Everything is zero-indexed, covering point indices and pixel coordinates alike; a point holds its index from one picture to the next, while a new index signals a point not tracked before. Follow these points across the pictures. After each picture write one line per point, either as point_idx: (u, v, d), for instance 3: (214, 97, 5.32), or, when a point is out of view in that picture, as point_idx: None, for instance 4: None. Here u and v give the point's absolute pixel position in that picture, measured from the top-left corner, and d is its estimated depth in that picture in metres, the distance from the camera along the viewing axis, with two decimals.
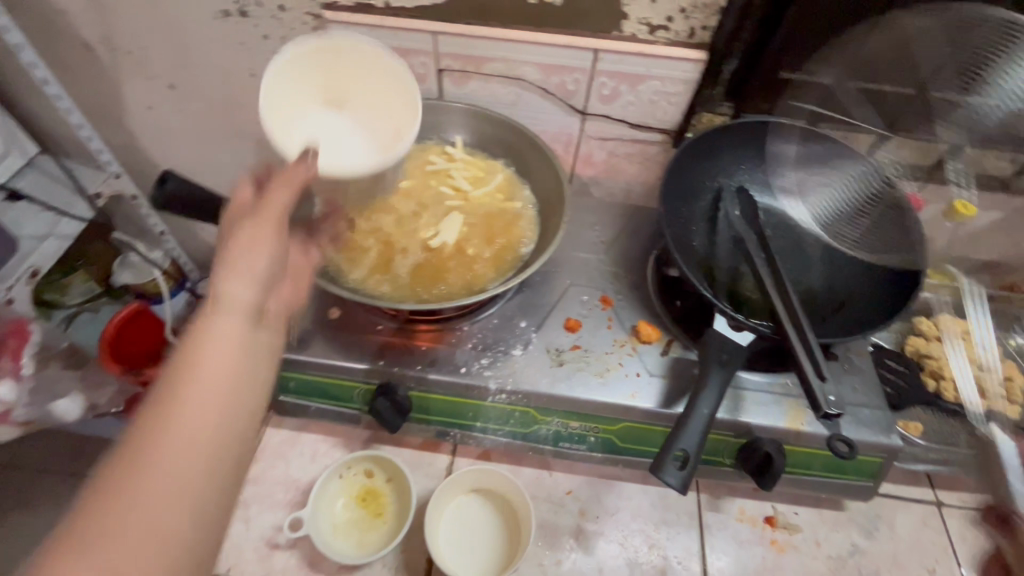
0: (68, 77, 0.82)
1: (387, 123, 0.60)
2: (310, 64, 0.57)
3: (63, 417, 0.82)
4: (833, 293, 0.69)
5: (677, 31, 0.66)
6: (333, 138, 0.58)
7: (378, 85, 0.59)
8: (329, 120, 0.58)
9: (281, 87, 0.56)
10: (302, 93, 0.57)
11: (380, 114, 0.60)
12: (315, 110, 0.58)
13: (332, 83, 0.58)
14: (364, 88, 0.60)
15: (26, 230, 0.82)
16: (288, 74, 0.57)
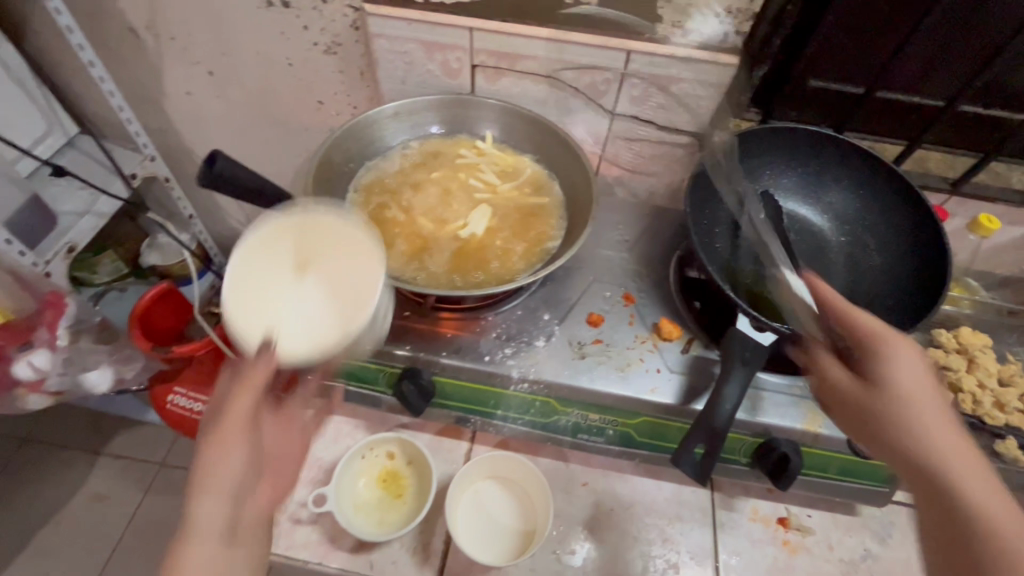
0: (112, 61, 0.84)
1: (354, 290, 0.49)
2: (285, 236, 0.51)
3: (93, 388, 0.87)
4: (855, 298, 0.68)
5: (710, 35, 0.67)
6: (297, 306, 0.48)
7: (348, 255, 0.50)
8: (291, 294, 0.49)
9: (242, 273, 0.49)
10: (263, 286, 0.49)
11: (347, 285, 0.49)
12: (281, 282, 0.49)
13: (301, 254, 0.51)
14: (335, 248, 0.51)
15: (65, 207, 0.85)
16: (254, 253, 0.50)
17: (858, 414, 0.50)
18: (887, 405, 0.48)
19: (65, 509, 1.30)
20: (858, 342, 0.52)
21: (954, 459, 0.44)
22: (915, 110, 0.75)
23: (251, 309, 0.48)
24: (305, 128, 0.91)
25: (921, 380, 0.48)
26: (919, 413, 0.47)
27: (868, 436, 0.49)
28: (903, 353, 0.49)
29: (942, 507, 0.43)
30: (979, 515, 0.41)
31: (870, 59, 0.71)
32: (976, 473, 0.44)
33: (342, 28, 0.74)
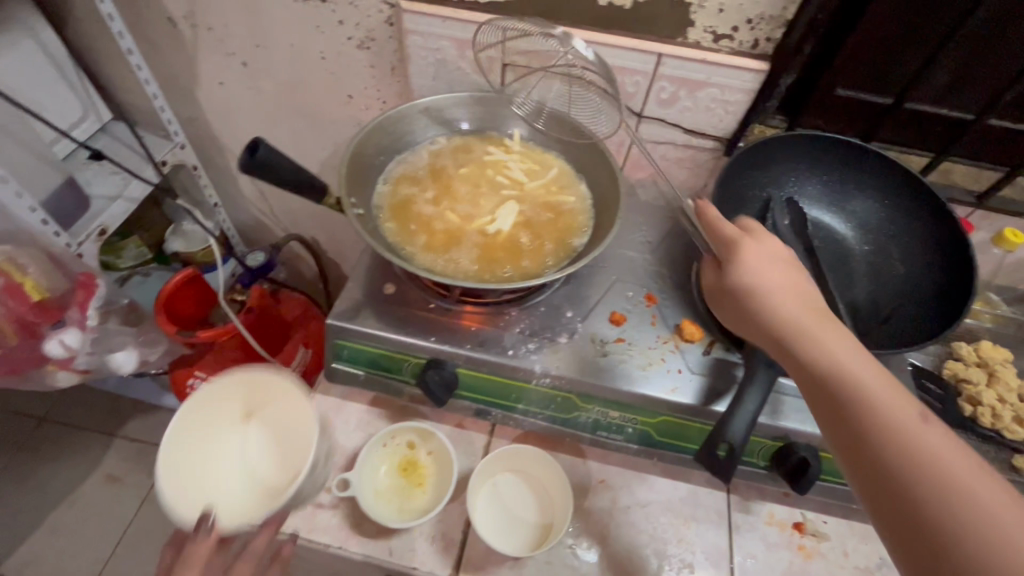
0: (150, 50, 0.86)
1: (296, 446, 0.52)
2: (221, 399, 0.55)
3: (118, 369, 0.89)
4: (878, 307, 0.68)
5: (741, 41, 0.68)
6: (241, 473, 0.52)
7: (290, 408, 0.54)
8: (236, 459, 0.52)
9: (178, 443, 0.52)
10: (205, 455, 0.52)
11: (288, 442, 0.53)
12: (220, 443, 0.53)
13: (244, 417, 0.55)
14: (277, 403, 0.55)
15: (98, 191, 0.88)
16: (192, 419, 0.53)
17: (734, 307, 0.54)
18: (741, 293, 0.52)
19: (78, 489, 1.32)
20: (720, 246, 0.56)
21: (816, 326, 0.48)
22: (942, 122, 0.75)
23: (193, 484, 0.50)
24: (333, 121, 0.92)
25: (767, 268, 0.52)
26: (770, 294, 0.51)
27: (743, 323, 0.53)
28: (750, 247, 0.54)
29: (810, 375, 0.46)
30: (842, 372, 0.45)
31: (899, 69, 0.72)
32: (836, 335, 0.47)
33: (377, 24, 0.76)
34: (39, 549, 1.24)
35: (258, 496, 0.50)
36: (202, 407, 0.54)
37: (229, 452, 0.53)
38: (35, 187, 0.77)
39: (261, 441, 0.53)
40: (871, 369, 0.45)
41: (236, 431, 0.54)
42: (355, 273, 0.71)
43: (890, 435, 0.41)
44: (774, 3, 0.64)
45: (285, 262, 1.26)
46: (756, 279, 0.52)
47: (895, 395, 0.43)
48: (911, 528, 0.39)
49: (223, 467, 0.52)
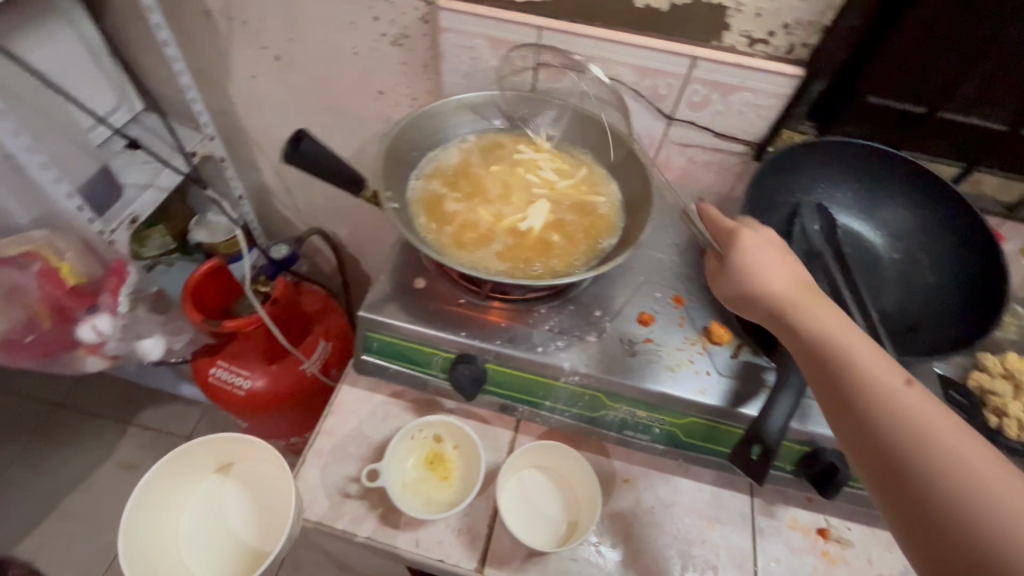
0: (186, 42, 0.88)
1: (268, 510, 0.66)
2: (195, 460, 0.67)
3: (146, 354, 0.91)
4: (906, 315, 0.68)
5: (777, 46, 0.68)
6: (210, 547, 0.64)
7: (267, 474, 0.68)
8: (207, 533, 0.65)
9: (170, 508, 0.65)
10: (187, 521, 0.65)
11: (261, 500, 0.67)
12: (198, 492, 0.67)
13: (213, 502, 0.67)
14: (246, 473, 0.68)
15: (130, 180, 0.88)
16: (162, 489, 0.64)
17: (732, 291, 0.56)
18: (740, 276, 0.55)
19: (93, 475, 1.33)
20: (719, 236, 0.59)
21: (811, 306, 0.51)
22: (974, 132, 0.74)
23: (167, 556, 0.62)
24: (362, 117, 0.93)
25: (766, 253, 0.55)
26: (768, 278, 0.54)
27: (743, 304, 0.56)
28: (749, 235, 0.57)
29: (808, 349, 0.50)
30: (836, 345, 0.48)
31: (934, 79, 0.71)
32: (830, 313, 0.51)
33: (412, 21, 0.76)
34: (53, 533, 1.25)
35: (233, 563, 0.64)
36: (174, 478, 0.65)
37: (202, 529, 0.65)
38: (72, 172, 0.79)
39: (232, 511, 0.67)
40: (862, 343, 0.48)
41: (206, 511, 0.67)
42: (385, 266, 0.71)
43: (881, 401, 0.45)
44: (812, 9, 0.64)
45: (306, 255, 1.27)
46: (755, 264, 0.55)
47: (885, 366, 0.46)
48: (900, 482, 0.42)
49: (197, 541, 0.64)
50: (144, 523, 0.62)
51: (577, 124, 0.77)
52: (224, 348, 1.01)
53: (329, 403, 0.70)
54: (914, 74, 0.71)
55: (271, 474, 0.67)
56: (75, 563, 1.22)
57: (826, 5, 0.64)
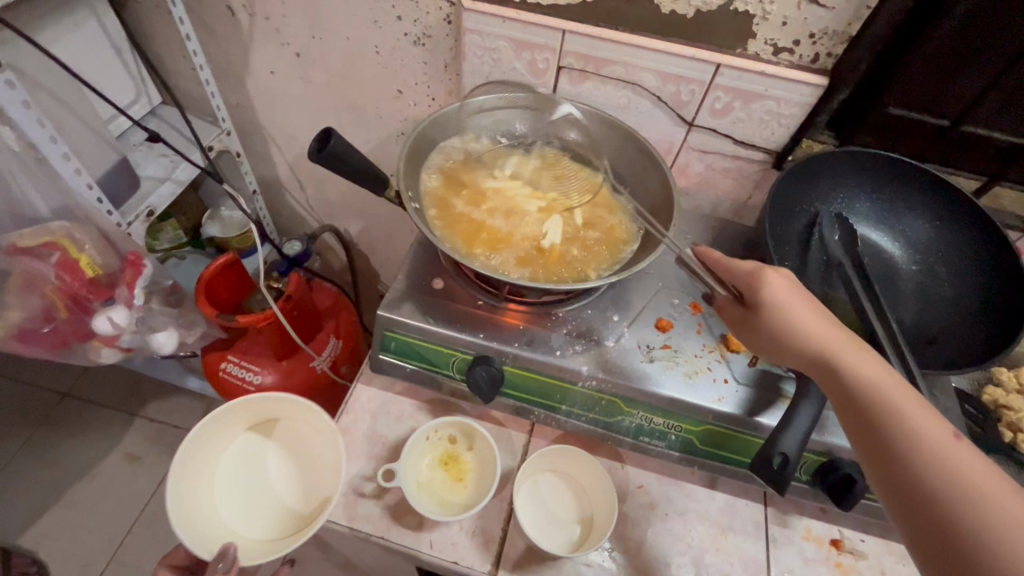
0: (207, 37, 0.88)
1: (313, 471, 0.64)
2: (237, 417, 0.64)
3: (158, 349, 0.91)
4: (924, 327, 0.68)
5: (801, 55, 0.68)
6: (252, 509, 0.61)
7: (310, 435, 0.66)
8: (248, 492, 0.62)
9: (206, 467, 0.61)
10: (224, 482, 0.62)
11: (304, 459, 0.65)
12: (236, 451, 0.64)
13: (252, 463, 0.64)
14: (287, 435, 0.66)
15: (148, 172, 0.90)
16: (205, 440, 0.61)
17: (763, 335, 0.53)
18: (770, 320, 0.52)
19: (98, 466, 1.33)
20: (738, 280, 0.56)
21: (851, 353, 0.49)
22: (997, 145, 0.74)
23: (205, 514, 0.58)
24: (380, 115, 0.93)
25: (795, 296, 0.53)
26: (802, 323, 0.51)
27: (773, 350, 0.53)
28: (773, 276, 0.54)
29: (849, 399, 0.48)
30: (881, 397, 0.46)
31: (958, 93, 0.71)
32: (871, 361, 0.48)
33: (435, 21, 0.76)
34: (58, 523, 1.25)
35: (277, 523, 0.60)
36: (213, 433, 0.62)
37: (242, 489, 0.62)
38: (91, 164, 0.79)
39: (272, 471, 0.64)
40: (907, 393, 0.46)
41: (244, 473, 0.63)
42: (403, 265, 0.71)
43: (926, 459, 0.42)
44: (839, 19, 0.64)
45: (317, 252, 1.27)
46: (786, 307, 0.52)
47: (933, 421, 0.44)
48: (948, 551, 0.39)
49: (237, 502, 0.61)
50: (185, 477, 0.58)
51: (598, 132, 0.77)
52: (234, 344, 1.01)
53: (344, 401, 0.70)
54: (940, 87, 0.71)
55: (315, 435, 0.66)
56: (79, 554, 1.22)
57: (855, 15, 0.64)
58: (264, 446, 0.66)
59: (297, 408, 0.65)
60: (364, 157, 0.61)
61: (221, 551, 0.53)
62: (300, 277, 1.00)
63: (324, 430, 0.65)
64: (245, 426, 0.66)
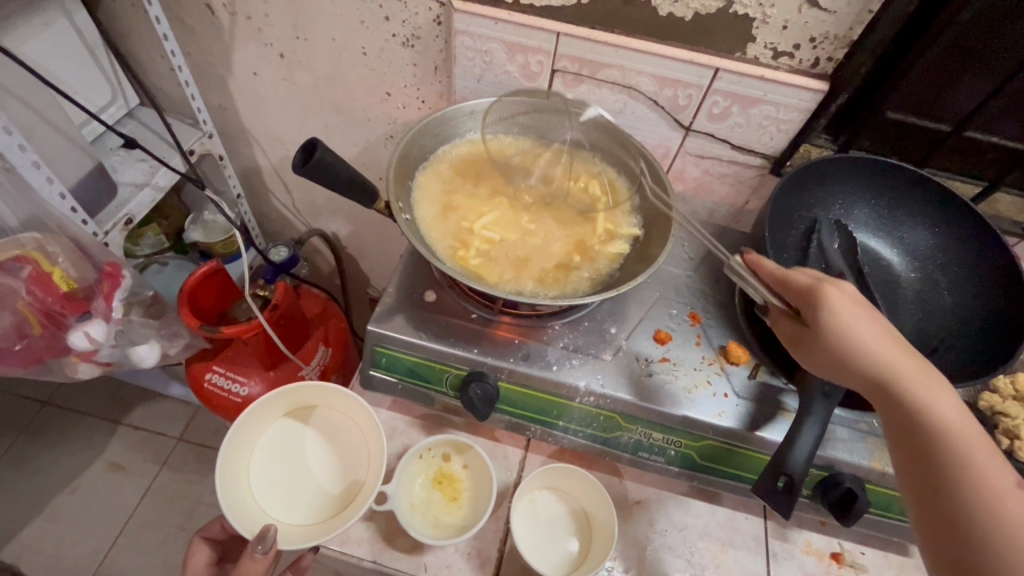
0: (186, 36, 0.84)
1: (348, 456, 0.63)
2: (274, 405, 0.62)
3: (139, 362, 0.88)
4: (925, 337, 0.66)
5: (801, 59, 0.67)
6: (294, 494, 0.60)
7: (346, 421, 0.64)
8: (288, 478, 0.61)
9: (245, 453, 0.60)
10: (263, 467, 0.60)
11: (343, 444, 0.63)
12: (276, 436, 0.63)
13: (289, 449, 0.63)
14: (324, 422, 0.64)
15: (125, 178, 0.86)
16: (245, 430, 0.59)
17: (824, 356, 0.50)
18: (834, 343, 0.49)
19: (81, 475, 1.29)
20: (797, 296, 0.53)
21: (913, 379, 0.47)
22: (994, 150, 0.74)
23: (244, 497, 0.57)
24: (368, 118, 0.90)
25: (862, 318, 0.49)
26: (868, 342, 0.48)
27: (833, 370, 0.50)
28: (838, 294, 0.50)
29: (908, 425, 0.46)
30: (945, 430, 0.45)
31: (958, 99, 0.70)
32: (939, 391, 0.46)
33: (425, 22, 0.74)
34: (39, 535, 1.22)
35: (314, 507, 0.59)
36: (252, 421, 0.60)
37: (279, 474, 0.61)
38: (65, 172, 0.76)
39: (312, 456, 0.63)
40: (969, 430, 0.45)
41: (283, 458, 0.62)
42: (394, 277, 0.69)
43: (993, 508, 0.41)
44: (840, 23, 0.63)
45: (306, 257, 1.24)
46: (853, 330, 0.48)
47: (990, 462, 0.43)
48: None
49: (274, 487, 0.60)
50: (227, 463, 0.57)
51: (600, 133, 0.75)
52: (220, 353, 0.99)
53: None
54: (941, 92, 0.69)
55: (351, 421, 0.64)
56: (61, 567, 1.18)
57: (857, 20, 0.62)
58: (302, 429, 0.64)
59: (334, 395, 0.63)
60: (352, 168, 0.59)
61: (261, 534, 0.53)
62: (287, 283, 0.97)
63: (360, 418, 0.64)
64: (281, 413, 0.64)
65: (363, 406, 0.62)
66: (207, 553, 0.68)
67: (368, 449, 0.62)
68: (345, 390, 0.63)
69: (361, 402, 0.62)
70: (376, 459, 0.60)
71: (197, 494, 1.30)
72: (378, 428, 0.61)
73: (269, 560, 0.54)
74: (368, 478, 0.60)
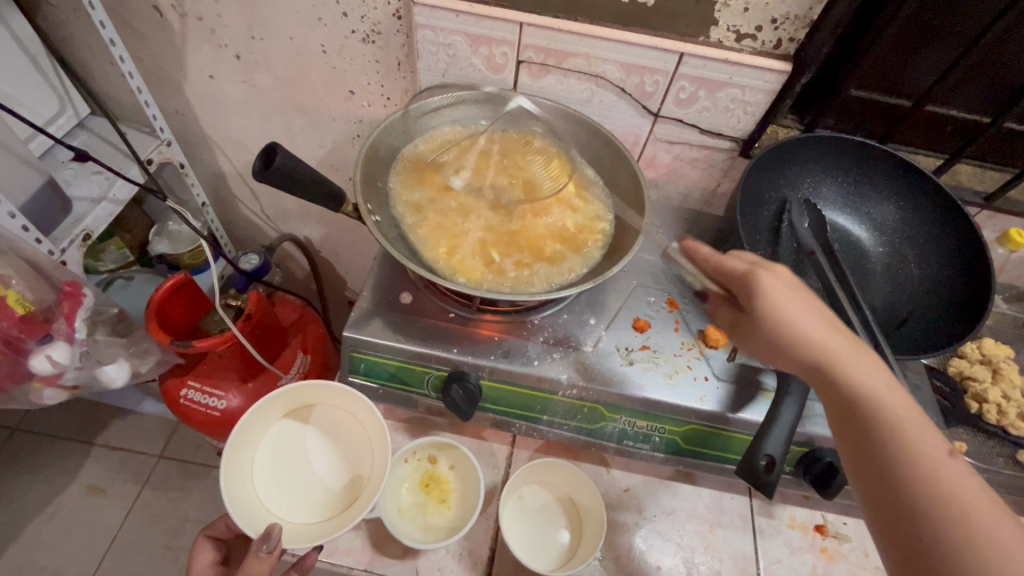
0: (135, 40, 0.81)
1: (352, 454, 0.61)
2: (276, 405, 0.60)
3: (110, 383, 0.84)
4: (895, 310, 0.68)
5: (764, 41, 0.67)
6: (300, 492, 0.58)
7: (347, 418, 0.62)
8: (292, 478, 0.59)
9: (248, 455, 0.58)
10: (266, 468, 0.58)
11: (346, 443, 0.62)
12: (279, 436, 0.61)
13: (292, 449, 0.61)
14: (325, 420, 0.62)
15: (80, 193, 0.83)
16: (247, 430, 0.57)
17: (761, 342, 0.49)
18: (768, 329, 0.48)
19: (58, 499, 1.25)
20: (732, 283, 0.51)
21: (851, 360, 0.45)
22: (954, 123, 0.75)
23: (249, 496, 0.56)
24: (332, 117, 0.87)
25: (796, 302, 0.47)
26: (802, 327, 0.46)
27: (770, 355, 0.49)
28: (771, 279, 0.48)
29: (847, 407, 0.45)
30: (881, 407, 0.44)
31: (918, 74, 0.71)
32: (872, 368, 0.45)
33: (384, 17, 0.72)
34: (17, 566, 1.17)
35: (320, 505, 0.58)
36: (254, 421, 0.58)
37: (284, 474, 0.59)
38: (16, 190, 0.72)
39: (315, 455, 0.61)
40: (908, 407, 0.44)
41: (287, 457, 0.60)
42: (368, 280, 0.68)
43: (934, 486, 0.40)
44: (800, 3, 0.63)
45: (278, 262, 1.22)
46: (785, 315, 0.47)
47: (929, 438, 0.42)
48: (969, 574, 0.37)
49: (278, 485, 0.58)
50: (232, 463, 0.55)
51: (576, 127, 0.74)
52: (194, 368, 0.96)
53: None
54: (903, 66, 0.71)
55: (354, 420, 0.62)
56: None
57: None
58: (303, 428, 0.62)
59: (333, 393, 0.61)
60: (316, 170, 0.57)
61: (266, 533, 0.52)
62: (259, 293, 0.94)
63: (364, 417, 0.61)
64: (281, 414, 0.61)
65: (363, 402, 0.60)
66: (211, 553, 0.66)
67: (372, 448, 0.60)
68: (349, 388, 0.60)
69: (362, 398, 0.60)
70: (380, 457, 0.58)
71: (182, 511, 1.27)
72: (383, 426, 0.59)
73: (274, 559, 0.52)
74: (371, 477, 0.58)
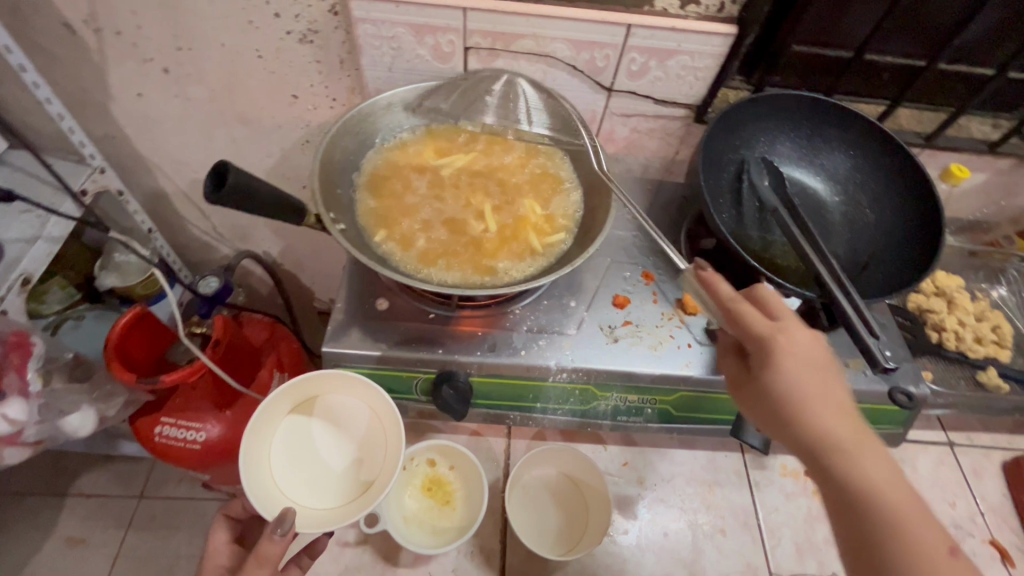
0: (48, 64, 0.74)
1: (366, 443, 0.58)
2: (289, 395, 0.57)
3: (74, 433, 0.80)
4: (855, 256, 0.71)
5: (707, 5, 0.67)
6: (315, 480, 0.56)
7: (359, 406, 0.59)
8: (308, 465, 0.57)
9: (264, 444, 0.56)
10: (282, 459, 0.56)
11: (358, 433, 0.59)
12: (292, 426, 0.58)
13: (302, 443, 0.58)
14: (337, 411, 0.59)
15: (10, 235, 0.76)
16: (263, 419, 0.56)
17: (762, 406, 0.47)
18: (775, 400, 0.45)
19: (36, 558, 1.18)
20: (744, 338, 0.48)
21: (852, 442, 0.43)
22: (889, 69, 0.78)
23: (265, 482, 0.54)
24: (277, 125, 0.83)
25: (808, 379, 0.45)
26: (806, 399, 0.44)
27: (770, 422, 0.47)
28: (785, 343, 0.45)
29: (839, 496, 0.43)
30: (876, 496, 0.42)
31: (853, 24, 0.73)
32: (873, 456, 0.43)
33: (320, 14, 0.68)
34: None
35: (335, 490, 0.56)
36: (268, 411, 0.56)
37: (301, 462, 0.57)
38: None
39: (329, 444, 0.58)
40: (911, 506, 0.41)
41: (302, 446, 0.57)
42: (341, 289, 0.66)
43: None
44: None
45: (239, 281, 1.17)
46: (791, 385, 0.45)
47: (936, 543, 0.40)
48: None
49: (295, 473, 0.56)
50: (249, 449, 0.53)
51: (536, 110, 0.70)
52: (165, 404, 0.92)
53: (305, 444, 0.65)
54: (838, 17, 0.73)
55: (366, 410, 0.59)
56: None
57: None
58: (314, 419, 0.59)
59: (340, 381, 0.58)
60: (269, 184, 0.55)
61: (280, 516, 0.50)
62: (224, 318, 0.90)
63: (377, 406, 0.59)
64: (289, 408, 0.58)
65: (376, 391, 0.58)
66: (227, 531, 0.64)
67: (385, 438, 0.58)
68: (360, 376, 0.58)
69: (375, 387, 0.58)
70: (395, 444, 0.56)
71: (172, 548, 1.21)
72: (396, 413, 0.57)
73: (288, 541, 0.51)
74: (386, 467, 0.55)
